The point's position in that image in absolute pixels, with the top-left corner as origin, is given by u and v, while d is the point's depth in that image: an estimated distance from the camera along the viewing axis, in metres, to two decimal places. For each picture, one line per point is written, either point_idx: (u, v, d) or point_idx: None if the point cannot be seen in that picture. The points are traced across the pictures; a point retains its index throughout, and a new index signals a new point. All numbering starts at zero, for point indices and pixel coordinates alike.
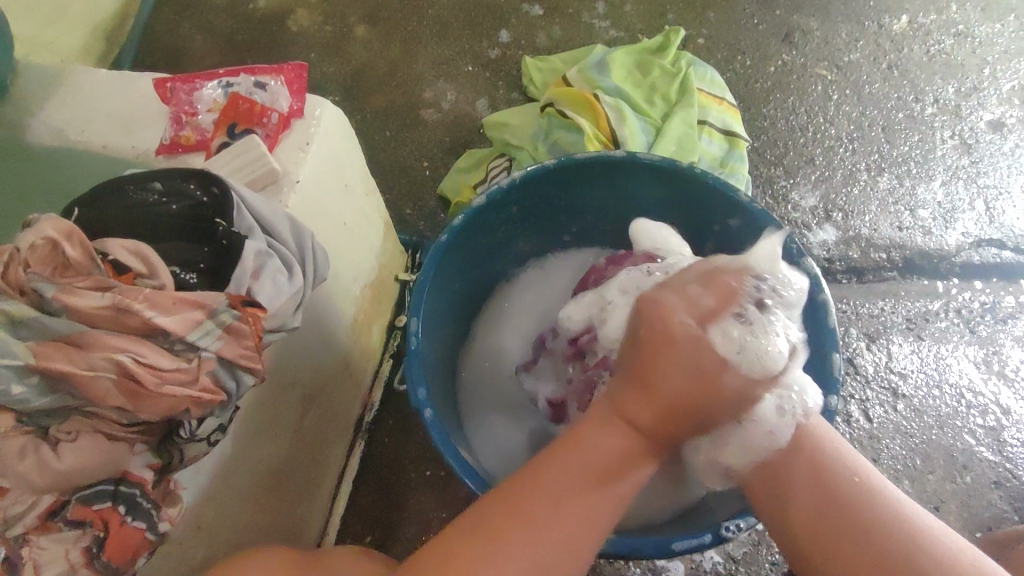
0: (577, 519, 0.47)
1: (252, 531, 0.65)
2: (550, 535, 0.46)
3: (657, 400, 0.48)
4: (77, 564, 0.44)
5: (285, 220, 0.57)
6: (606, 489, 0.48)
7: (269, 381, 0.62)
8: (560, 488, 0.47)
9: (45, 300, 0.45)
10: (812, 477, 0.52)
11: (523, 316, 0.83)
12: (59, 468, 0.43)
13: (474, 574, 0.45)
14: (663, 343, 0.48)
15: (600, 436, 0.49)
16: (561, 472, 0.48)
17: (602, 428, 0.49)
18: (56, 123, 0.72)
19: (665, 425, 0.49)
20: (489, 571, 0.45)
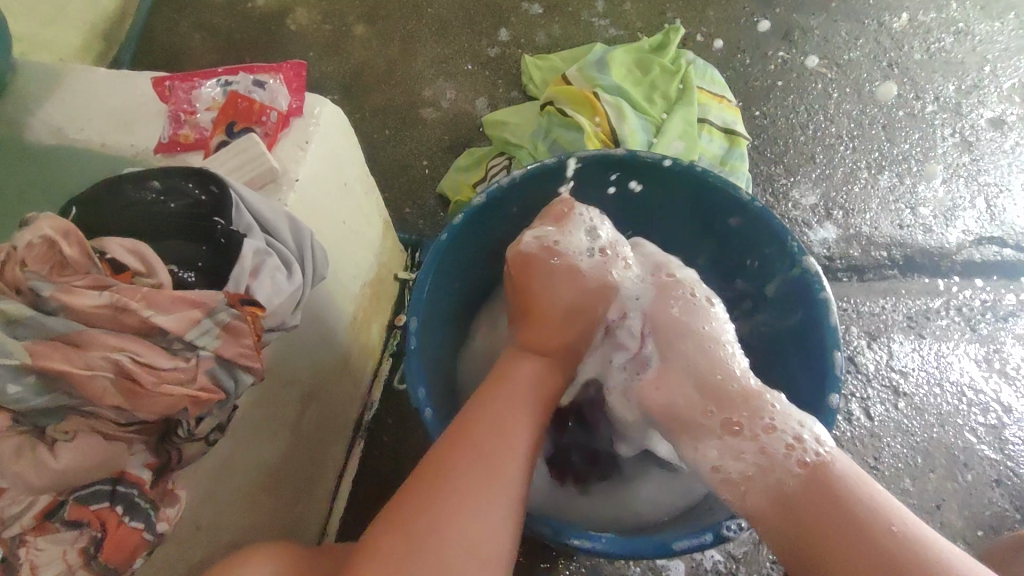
0: (510, 430, 0.55)
1: (252, 529, 0.65)
2: (488, 442, 0.54)
3: (541, 317, 0.66)
4: (74, 564, 0.44)
5: (285, 218, 0.57)
6: (527, 402, 0.58)
7: (268, 380, 0.62)
8: (485, 406, 0.57)
9: (42, 299, 0.45)
10: (831, 507, 0.51)
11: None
12: (55, 468, 0.43)
13: (431, 492, 0.50)
14: (531, 281, 0.67)
15: (510, 365, 0.62)
16: (486, 398, 0.58)
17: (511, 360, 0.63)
18: (54, 122, 0.72)
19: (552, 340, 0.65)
20: (442, 484, 0.51)
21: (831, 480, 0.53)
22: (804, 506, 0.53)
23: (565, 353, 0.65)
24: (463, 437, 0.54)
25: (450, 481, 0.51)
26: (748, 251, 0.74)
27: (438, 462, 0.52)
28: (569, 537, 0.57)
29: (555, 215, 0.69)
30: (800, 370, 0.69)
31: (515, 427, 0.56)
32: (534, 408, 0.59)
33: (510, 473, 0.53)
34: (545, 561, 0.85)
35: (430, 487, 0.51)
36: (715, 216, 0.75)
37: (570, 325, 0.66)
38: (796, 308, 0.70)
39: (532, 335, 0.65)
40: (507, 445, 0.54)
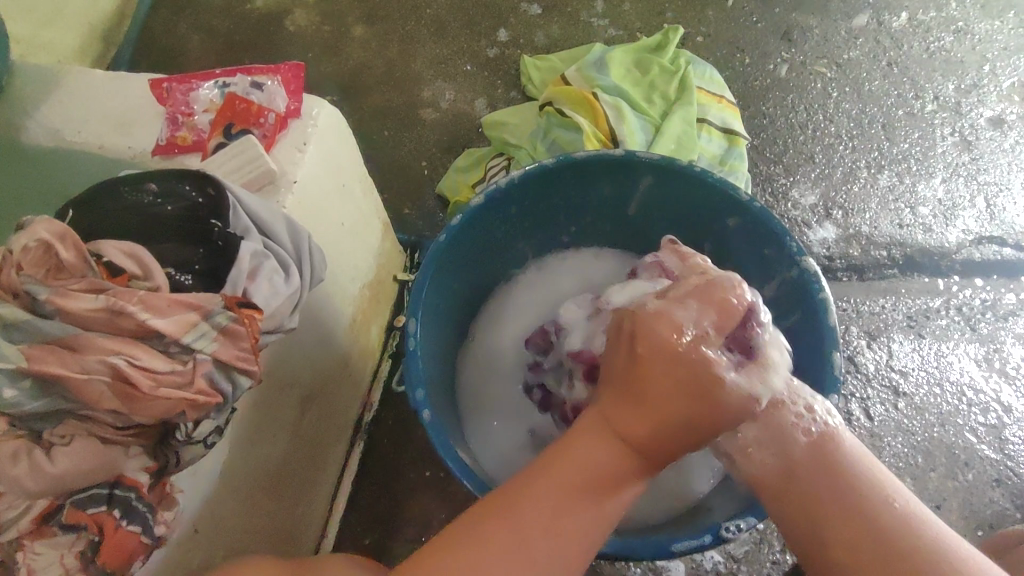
0: (561, 522, 0.48)
1: (252, 532, 0.65)
2: (532, 533, 0.47)
3: (648, 409, 0.50)
4: (71, 568, 0.43)
5: (283, 221, 0.57)
6: (598, 503, 0.49)
7: (267, 383, 0.62)
8: (546, 493, 0.48)
9: (37, 303, 0.45)
10: (831, 479, 0.50)
11: (521, 316, 0.82)
12: (53, 472, 0.43)
13: (457, 567, 0.46)
14: (653, 356, 0.51)
15: (602, 454, 0.50)
16: (553, 475, 0.49)
17: (601, 444, 0.50)
18: (52, 124, 0.72)
19: (652, 439, 0.49)
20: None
21: (834, 453, 0.51)
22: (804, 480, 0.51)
23: (669, 455, 0.51)
24: (509, 521, 0.47)
25: (482, 568, 0.46)
26: (747, 251, 0.74)
27: (482, 535, 0.47)
28: None
29: (698, 294, 0.54)
30: (799, 370, 0.69)
31: (569, 524, 0.48)
32: (596, 504, 0.49)
33: (544, 568, 0.47)
34: None
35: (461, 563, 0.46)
36: (714, 216, 0.75)
37: (692, 420, 0.50)
38: (795, 308, 0.70)
39: (628, 421, 0.50)
40: (551, 541, 0.47)
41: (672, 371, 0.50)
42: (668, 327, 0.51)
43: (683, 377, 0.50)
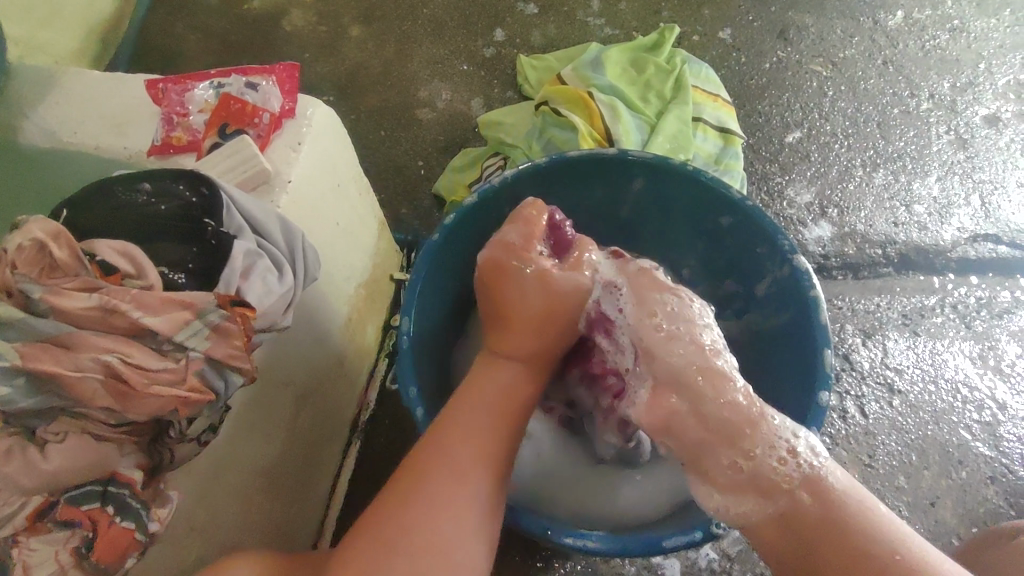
0: (477, 439, 0.57)
1: (247, 530, 0.66)
2: (453, 451, 0.55)
3: (516, 323, 0.64)
4: (66, 565, 0.44)
5: (277, 220, 0.57)
6: (495, 408, 0.59)
7: (262, 381, 0.62)
8: (458, 422, 0.57)
9: (31, 301, 0.45)
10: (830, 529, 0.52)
11: None
12: (46, 470, 0.44)
13: (406, 510, 0.52)
14: (500, 283, 0.65)
15: (488, 373, 0.62)
16: (457, 407, 0.59)
17: (488, 368, 0.63)
18: (47, 123, 0.72)
19: (530, 347, 0.64)
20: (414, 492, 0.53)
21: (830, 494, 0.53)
22: (803, 518, 0.53)
23: (539, 354, 0.65)
24: (435, 451, 0.55)
25: (428, 491, 0.53)
26: (741, 249, 0.74)
27: (410, 476, 0.54)
28: (562, 535, 0.57)
29: (525, 220, 0.67)
30: (791, 368, 0.70)
31: (482, 437, 0.57)
32: (494, 411, 0.59)
33: (475, 479, 0.55)
34: (540, 560, 0.86)
35: (409, 497, 0.53)
36: (707, 215, 0.75)
37: (544, 324, 0.65)
38: (789, 307, 0.70)
39: (504, 338, 0.64)
40: (471, 458, 0.55)
41: (523, 291, 0.64)
42: (516, 262, 0.65)
43: (528, 287, 0.64)
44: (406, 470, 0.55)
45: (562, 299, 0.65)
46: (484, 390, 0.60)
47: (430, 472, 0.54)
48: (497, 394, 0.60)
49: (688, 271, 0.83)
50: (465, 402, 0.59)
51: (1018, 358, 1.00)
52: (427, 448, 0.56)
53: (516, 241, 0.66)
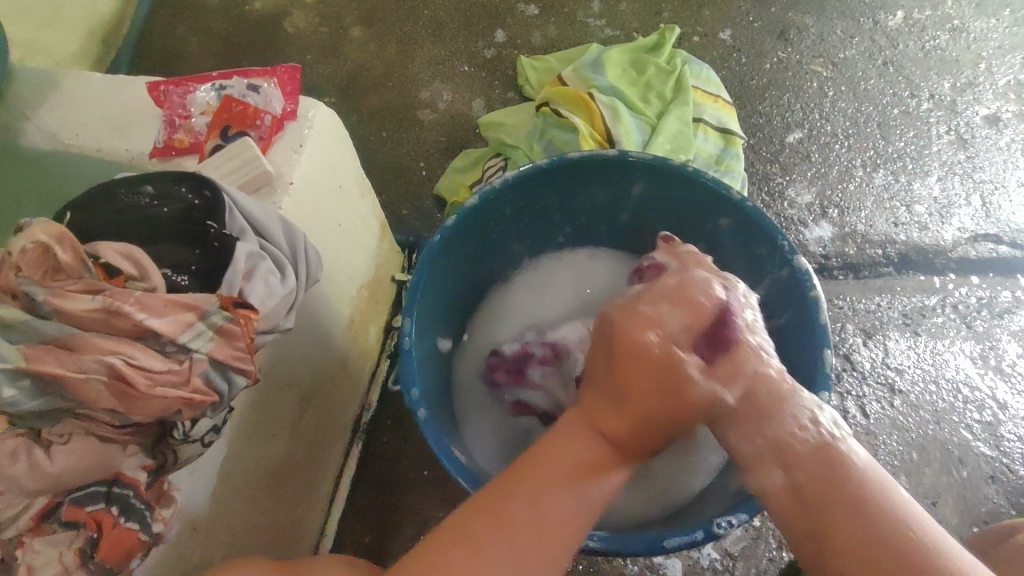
0: (557, 522, 0.48)
1: (250, 531, 0.66)
2: (517, 530, 0.47)
3: (630, 408, 0.52)
4: (70, 566, 0.44)
5: (278, 222, 0.58)
6: (581, 509, 0.49)
7: (265, 382, 0.62)
8: (535, 492, 0.49)
9: (35, 303, 0.45)
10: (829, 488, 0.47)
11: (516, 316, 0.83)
12: (50, 472, 0.44)
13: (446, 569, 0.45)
14: (626, 354, 0.54)
15: (584, 449, 0.52)
16: (538, 476, 0.50)
17: (580, 446, 0.52)
18: (49, 126, 0.73)
19: (640, 437, 0.53)
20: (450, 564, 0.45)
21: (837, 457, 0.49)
22: (810, 479, 0.49)
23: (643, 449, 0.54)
24: (510, 526, 0.47)
25: (486, 574, 0.45)
26: (741, 250, 0.74)
27: (473, 540, 0.47)
28: None
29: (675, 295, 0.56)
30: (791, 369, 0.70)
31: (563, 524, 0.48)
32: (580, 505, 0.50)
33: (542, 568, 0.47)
34: None
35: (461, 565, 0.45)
36: (707, 216, 0.75)
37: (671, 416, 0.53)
38: (788, 308, 0.70)
39: (610, 419, 0.53)
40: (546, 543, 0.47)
41: (656, 370, 0.53)
42: (647, 329, 0.54)
43: (659, 372, 0.53)
44: (464, 535, 0.47)
45: (695, 404, 0.53)
46: (569, 470, 0.50)
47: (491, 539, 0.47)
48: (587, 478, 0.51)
49: None
50: (553, 476, 0.50)
51: (1019, 357, 1.00)
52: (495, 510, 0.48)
53: (675, 330, 0.54)
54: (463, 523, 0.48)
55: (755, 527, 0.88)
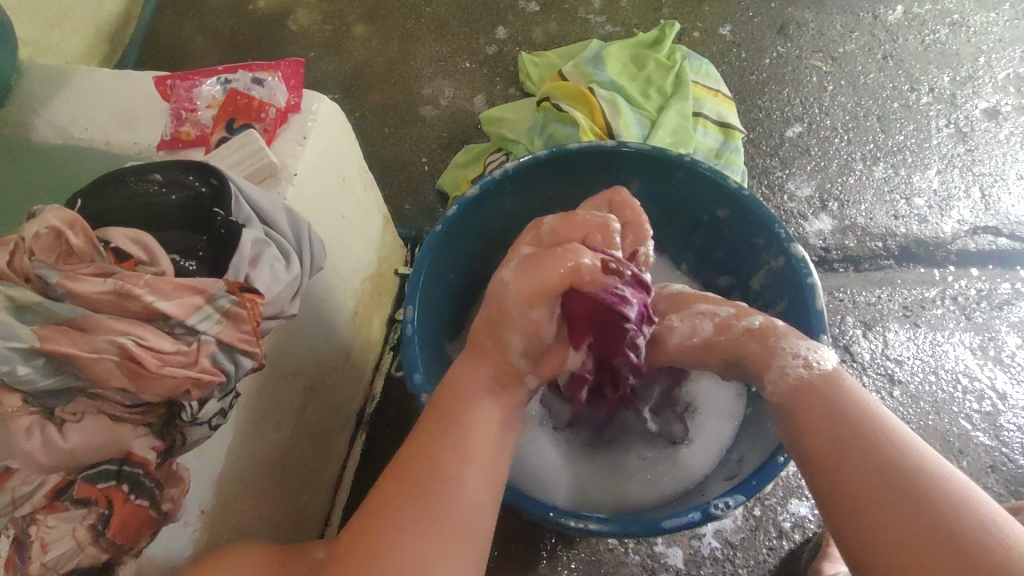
0: (470, 461, 0.51)
1: (257, 517, 0.67)
2: (446, 455, 0.51)
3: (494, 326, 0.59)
4: (83, 541, 0.45)
5: (284, 211, 0.59)
6: (483, 413, 0.54)
7: (270, 370, 0.63)
8: (436, 441, 0.52)
9: (49, 286, 0.47)
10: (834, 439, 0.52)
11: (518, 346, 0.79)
12: (65, 448, 0.45)
13: (381, 541, 0.46)
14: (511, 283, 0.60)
15: (469, 381, 0.56)
16: (437, 429, 0.53)
17: (469, 374, 0.57)
18: (59, 121, 0.74)
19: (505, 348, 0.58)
20: (407, 506, 0.48)
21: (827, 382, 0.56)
22: (833, 436, 0.52)
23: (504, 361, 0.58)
24: (424, 482, 0.49)
25: (425, 522, 0.47)
26: (739, 241, 0.75)
27: (401, 498, 0.49)
28: (563, 517, 0.58)
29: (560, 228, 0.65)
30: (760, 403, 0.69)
31: (474, 462, 0.51)
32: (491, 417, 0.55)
33: (471, 490, 0.50)
34: (544, 550, 0.87)
35: (391, 530, 0.47)
36: (705, 207, 0.76)
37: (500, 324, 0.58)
38: (784, 297, 0.71)
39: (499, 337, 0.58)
40: (461, 484, 0.50)
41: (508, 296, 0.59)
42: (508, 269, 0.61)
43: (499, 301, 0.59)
44: (379, 514, 0.48)
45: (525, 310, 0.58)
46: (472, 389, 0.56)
47: (412, 498, 0.48)
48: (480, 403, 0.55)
49: (687, 265, 0.85)
50: (455, 428, 0.53)
51: (1018, 349, 1.00)
52: (407, 471, 0.50)
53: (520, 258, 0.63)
54: (380, 508, 0.49)
55: (755, 516, 0.89)
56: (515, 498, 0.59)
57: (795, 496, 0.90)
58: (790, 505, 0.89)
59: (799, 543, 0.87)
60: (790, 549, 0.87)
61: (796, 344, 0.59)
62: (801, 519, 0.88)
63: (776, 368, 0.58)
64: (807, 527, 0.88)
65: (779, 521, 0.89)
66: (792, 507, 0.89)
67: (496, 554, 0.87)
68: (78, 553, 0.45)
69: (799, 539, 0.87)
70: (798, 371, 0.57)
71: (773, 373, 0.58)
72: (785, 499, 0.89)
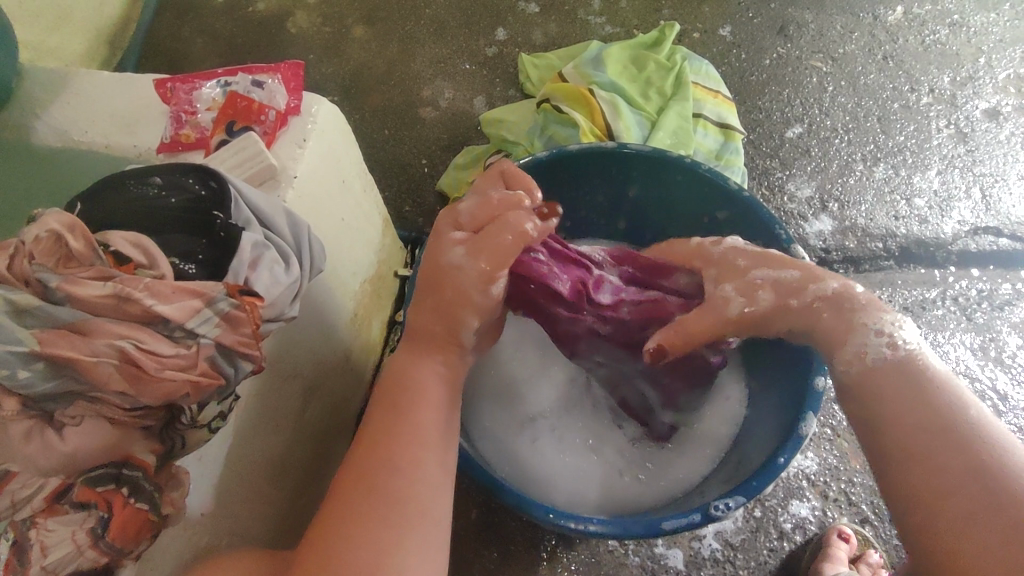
0: (420, 450, 0.50)
1: (257, 520, 0.67)
2: (392, 443, 0.50)
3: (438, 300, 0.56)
4: (83, 545, 0.45)
5: (283, 214, 0.59)
6: (423, 398, 0.53)
7: (270, 372, 0.63)
8: (380, 432, 0.51)
9: (48, 289, 0.47)
10: (944, 441, 0.47)
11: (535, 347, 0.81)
12: (64, 450, 0.45)
13: (336, 543, 0.46)
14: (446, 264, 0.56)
15: (416, 368, 0.55)
16: (384, 422, 0.52)
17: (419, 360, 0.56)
18: (59, 124, 0.74)
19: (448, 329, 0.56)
20: (355, 501, 0.48)
21: (909, 375, 0.51)
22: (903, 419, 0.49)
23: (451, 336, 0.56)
24: (370, 476, 0.49)
25: (373, 515, 0.47)
26: None
27: (349, 496, 0.48)
28: (562, 519, 0.58)
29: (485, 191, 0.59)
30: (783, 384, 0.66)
31: (426, 451, 0.51)
32: (434, 402, 0.54)
33: (421, 476, 0.49)
34: (544, 551, 0.87)
35: (347, 529, 0.46)
36: (705, 208, 0.76)
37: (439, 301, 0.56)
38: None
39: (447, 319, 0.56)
40: (417, 476, 0.49)
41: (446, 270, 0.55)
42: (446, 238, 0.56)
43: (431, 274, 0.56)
44: (332, 516, 0.48)
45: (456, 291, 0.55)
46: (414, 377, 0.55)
47: (357, 495, 0.48)
48: (427, 392, 0.54)
49: None
50: (402, 419, 0.52)
51: (1019, 349, 1.00)
52: (359, 470, 0.49)
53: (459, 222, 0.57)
54: (337, 507, 0.48)
55: (756, 517, 0.88)
56: (514, 499, 0.59)
57: (795, 497, 0.90)
58: (791, 506, 0.89)
59: (799, 545, 0.87)
60: (790, 550, 0.87)
61: (876, 314, 0.54)
62: (802, 520, 0.88)
63: (853, 346, 0.53)
64: (808, 528, 0.88)
65: (780, 522, 0.89)
66: (792, 508, 0.89)
67: (496, 555, 0.87)
68: (79, 556, 0.45)
69: (800, 541, 0.87)
70: (878, 352, 0.52)
71: (845, 352, 0.54)
72: (786, 500, 0.89)
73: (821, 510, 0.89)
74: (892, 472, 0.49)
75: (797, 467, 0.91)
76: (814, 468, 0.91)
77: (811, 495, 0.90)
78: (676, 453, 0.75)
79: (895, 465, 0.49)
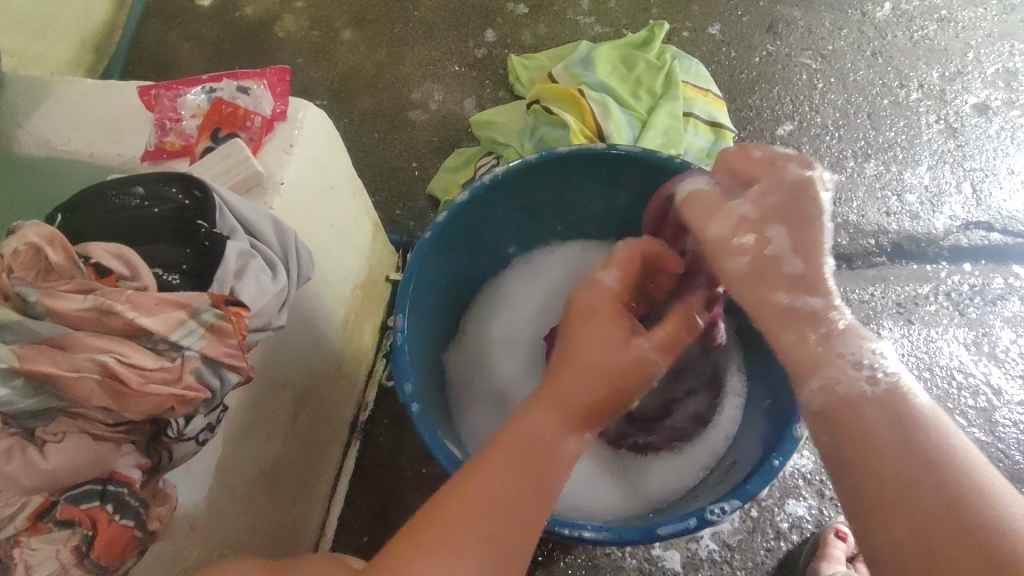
0: (524, 487, 0.48)
1: (249, 530, 0.66)
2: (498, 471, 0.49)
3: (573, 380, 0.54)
4: (67, 563, 0.44)
5: (271, 223, 0.58)
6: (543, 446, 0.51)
7: (259, 381, 0.62)
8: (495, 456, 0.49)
9: (28, 304, 0.46)
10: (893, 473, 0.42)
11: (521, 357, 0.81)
12: (45, 469, 0.45)
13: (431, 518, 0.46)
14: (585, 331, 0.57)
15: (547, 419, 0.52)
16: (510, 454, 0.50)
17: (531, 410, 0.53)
18: (39, 132, 0.73)
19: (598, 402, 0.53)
20: (442, 513, 0.46)
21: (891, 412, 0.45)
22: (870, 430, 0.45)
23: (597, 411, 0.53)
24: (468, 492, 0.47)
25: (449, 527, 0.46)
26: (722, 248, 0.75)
27: (445, 503, 0.47)
28: (557, 526, 0.57)
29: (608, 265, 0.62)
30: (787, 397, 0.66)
31: (524, 491, 0.48)
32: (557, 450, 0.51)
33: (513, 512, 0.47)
34: (540, 555, 0.86)
35: (432, 531, 0.46)
36: None
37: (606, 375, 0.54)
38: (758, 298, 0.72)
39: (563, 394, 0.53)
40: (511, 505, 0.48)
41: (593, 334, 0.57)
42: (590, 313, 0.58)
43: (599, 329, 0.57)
44: (436, 516, 0.46)
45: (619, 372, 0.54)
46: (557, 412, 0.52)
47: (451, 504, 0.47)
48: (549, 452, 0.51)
49: None
50: (519, 455, 0.50)
51: (1012, 343, 1.00)
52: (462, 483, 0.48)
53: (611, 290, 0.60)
54: (421, 521, 0.46)
55: (753, 517, 0.88)
56: None
57: (792, 496, 0.89)
58: (787, 505, 0.88)
59: (797, 544, 0.87)
60: (788, 550, 0.87)
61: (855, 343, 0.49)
62: (799, 519, 0.88)
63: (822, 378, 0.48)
64: (805, 527, 0.88)
65: (777, 521, 0.88)
66: (789, 507, 0.89)
67: None
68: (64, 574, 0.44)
69: (797, 540, 0.87)
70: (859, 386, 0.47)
71: (814, 381, 0.49)
72: (782, 500, 0.89)
73: (818, 509, 0.89)
74: (868, 525, 0.42)
75: (793, 465, 0.91)
76: (810, 466, 0.90)
77: (807, 494, 0.89)
78: (654, 459, 0.76)
79: (871, 516, 0.42)
